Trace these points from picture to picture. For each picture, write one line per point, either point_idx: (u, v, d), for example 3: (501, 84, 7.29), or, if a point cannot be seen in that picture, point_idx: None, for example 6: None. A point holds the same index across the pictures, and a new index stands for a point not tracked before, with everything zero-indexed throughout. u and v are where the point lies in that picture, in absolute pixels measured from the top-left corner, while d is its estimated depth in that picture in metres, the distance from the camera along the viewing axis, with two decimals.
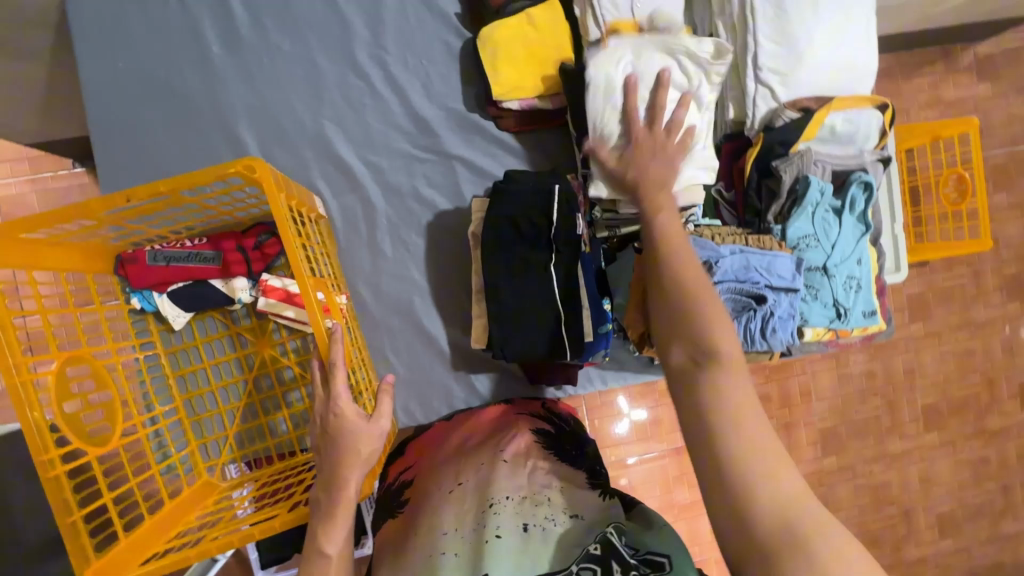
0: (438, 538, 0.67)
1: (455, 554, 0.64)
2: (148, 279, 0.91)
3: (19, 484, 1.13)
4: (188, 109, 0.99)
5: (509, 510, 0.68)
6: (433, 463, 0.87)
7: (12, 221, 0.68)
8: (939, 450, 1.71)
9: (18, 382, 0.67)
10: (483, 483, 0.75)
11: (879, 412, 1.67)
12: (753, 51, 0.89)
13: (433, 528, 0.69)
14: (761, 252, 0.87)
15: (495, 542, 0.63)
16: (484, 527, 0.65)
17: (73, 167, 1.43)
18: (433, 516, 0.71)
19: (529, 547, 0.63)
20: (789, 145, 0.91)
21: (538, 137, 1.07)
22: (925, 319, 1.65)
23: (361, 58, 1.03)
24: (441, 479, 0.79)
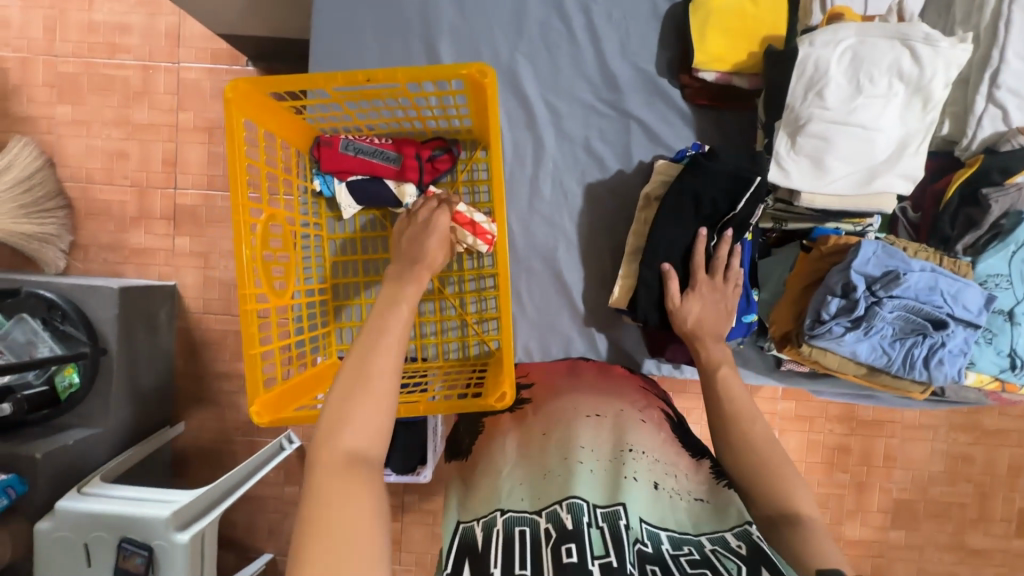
0: (576, 448, 0.73)
1: (591, 468, 0.69)
2: (335, 165, 0.98)
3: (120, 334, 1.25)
4: (401, 20, 1.04)
5: (644, 463, 0.71)
6: (563, 387, 0.90)
7: (266, 76, 0.75)
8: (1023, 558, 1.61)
9: (240, 221, 0.75)
10: (619, 427, 0.78)
11: (966, 499, 1.58)
12: (994, 67, 0.83)
13: (570, 442, 0.74)
14: (953, 276, 0.82)
15: (630, 483, 0.67)
16: (620, 466, 0.69)
17: (246, 65, 1.56)
18: (570, 429, 0.77)
19: (658, 501, 0.66)
20: (1009, 175, 0.84)
21: (718, 115, 1.04)
22: None
23: (568, 1, 1.04)
24: (579, 402, 0.84)
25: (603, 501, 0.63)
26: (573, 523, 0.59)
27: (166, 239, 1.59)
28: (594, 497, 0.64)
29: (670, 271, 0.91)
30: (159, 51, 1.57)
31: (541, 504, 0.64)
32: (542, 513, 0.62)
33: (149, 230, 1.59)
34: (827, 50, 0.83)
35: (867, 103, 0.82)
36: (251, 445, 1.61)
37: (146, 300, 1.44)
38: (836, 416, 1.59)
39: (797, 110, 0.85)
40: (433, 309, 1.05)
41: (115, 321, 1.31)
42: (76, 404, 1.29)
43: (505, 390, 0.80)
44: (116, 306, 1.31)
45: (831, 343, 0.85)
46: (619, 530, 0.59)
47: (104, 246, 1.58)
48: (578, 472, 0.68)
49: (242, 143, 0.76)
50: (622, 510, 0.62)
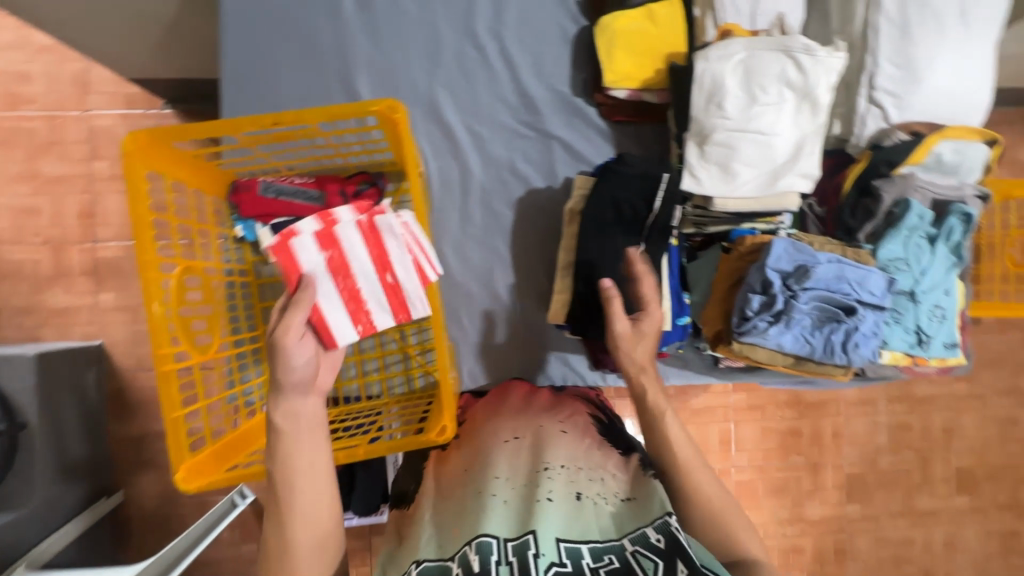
0: (491, 480, 0.73)
1: (503, 500, 0.70)
2: (255, 208, 0.95)
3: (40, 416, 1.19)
4: (316, 58, 1.04)
5: (561, 479, 0.72)
6: (490, 415, 0.91)
7: (166, 127, 0.73)
8: (967, 516, 1.72)
9: (150, 278, 0.72)
10: (538, 442, 0.80)
11: (910, 466, 1.68)
12: (871, 70, 0.91)
13: (487, 474, 0.75)
14: (856, 264, 0.88)
15: (546, 503, 0.67)
16: (537, 488, 0.70)
17: (163, 108, 1.49)
18: (489, 457, 0.78)
19: (578, 517, 0.67)
20: (894, 166, 0.92)
21: (635, 130, 1.08)
22: (970, 382, 1.68)
23: (480, 30, 1.06)
24: (500, 426, 0.86)
25: (514, 532, 0.64)
26: (479, 565, 0.59)
27: (88, 296, 1.49)
28: (505, 530, 0.65)
29: (613, 291, 0.86)
30: (65, 99, 1.49)
31: (448, 551, 0.65)
32: (454, 558, 0.63)
33: (67, 289, 1.48)
34: (721, 65, 0.88)
35: (763, 111, 0.88)
36: (200, 505, 1.52)
37: (69, 364, 1.34)
38: (784, 402, 1.67)
39: (701, 121, 0.90)
40: (374, 345, 1.03)
41: (34, 391, 1.21)
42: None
43: (444, 422, 0.79)
44: (34, 375, 1.21)
45: (759, 338, 0.89)
46: (528, 560, 0.60)
47: (17, 310, 1.47)
48: (492, 506, 0.69)
49: (145, 197, 0.73)
50: (533, 537, 0.62)
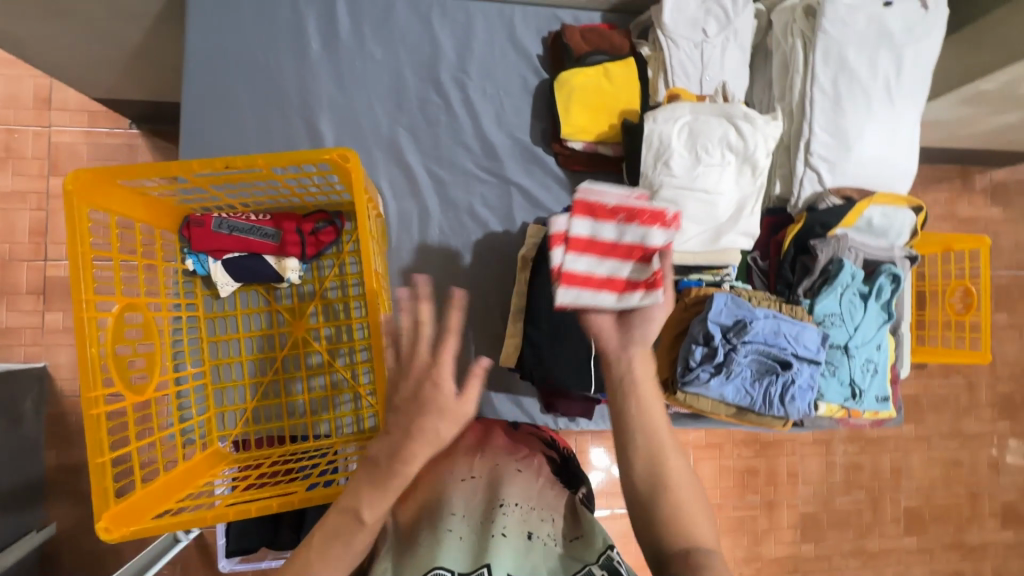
0: (446, 517, 0.69)
1: (460, 536, 0.67)
2: (207, 243, 0.95)
3: None
4: (279, 96, 1.05)
5: (516, 515, 0.70)
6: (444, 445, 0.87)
7: (113, 166, 0.72)
8: (917, 556, 1.75)
9: (85, 317, 0.71)
10: (494, 480, 0.78)
11: (861, 506, 1.72)
12: (806, 137, 0.97)
13: (443, 507, 0.71)
14: (792, 320, 0.92)
15: (498, 540, 0.65)
16: (490, 524, 0.68)
17: (129, 127, 1.48)
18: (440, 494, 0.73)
19: (529, 556, 0.65)
20: (829, 228, 0.97)
21: (591, 179, 1.12)
22: (916, 423, 1.74)
23: (444, 78, 1.10)
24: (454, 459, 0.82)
25: (467, 567, 0.61)
26: None
27: (33, 315, 1.44)
28: (459, 564, 0.62)
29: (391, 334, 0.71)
30: (26, 115, 1.46)
31: None
32: None
33: (11, 307, 1.43)
34: (668, 126, 0.93)
35: (706, 171, 0.93)
36: (140, 541, 1.44)
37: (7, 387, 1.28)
38: (741, 440, 1.70)
39: (649, 177, 0.94)
40: (323, 384, 1.03)
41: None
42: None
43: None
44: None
45: (701, 389, 0.91)
46: None
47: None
48: (445, 542, 0.65)
49: (86, 234, 0.72)
50: (487, 572, 0.60)
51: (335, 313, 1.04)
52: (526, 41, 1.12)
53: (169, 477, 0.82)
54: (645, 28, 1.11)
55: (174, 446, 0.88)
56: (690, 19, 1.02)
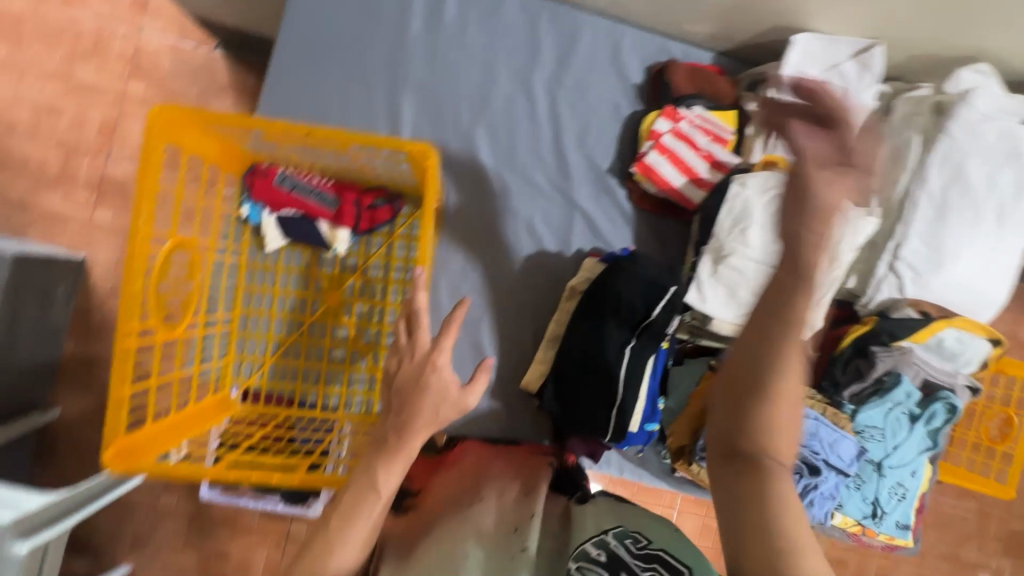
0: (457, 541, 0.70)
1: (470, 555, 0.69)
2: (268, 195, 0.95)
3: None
4: (369, 63, 1.03)
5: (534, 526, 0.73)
6: (446, 475, 0.87)
7: (200, 108, 0.71)
8: None
9: (137, 251, 0.70)
10: (503, 505, 0.77)
11: None
12: (898, 240, 0.91)
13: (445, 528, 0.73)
14: (832, 426, 0.87)
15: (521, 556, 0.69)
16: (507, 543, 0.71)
17: (214, 48, 1.49)
18: (452, 522, 0.74)
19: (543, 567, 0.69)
20: (895, 339, 0.91)
21: (657, 220, 1.08)
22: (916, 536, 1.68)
23: (536, 85, 1.06)
24: (464, 492, 0.81)
25: None
26: None
27: (84, 209, 1.47)
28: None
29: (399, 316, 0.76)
30: (120, 13, 1.48)
31: None
32: None
33: (66, 196, 1.46)
34: (756, 194, 0.89)
35: (783, 250, 0.88)
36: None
37: (44, 273, 1.32)
38: None
39: (721, 241, 0.90)
40: (343, 358, 1.01)
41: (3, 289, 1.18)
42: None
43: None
44: (7, 273, 1.18)
45: None
46: None
47: (10, 204, 1.44)
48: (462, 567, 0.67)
49: (157, 169, 0.71)
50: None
51: (372, 292, 1.02)
52: (628, 65, 1.08)
53: (178, 417, 0.82)
54: (754, 81, 1.04)
55: (188, 387, 0.87)
56: None
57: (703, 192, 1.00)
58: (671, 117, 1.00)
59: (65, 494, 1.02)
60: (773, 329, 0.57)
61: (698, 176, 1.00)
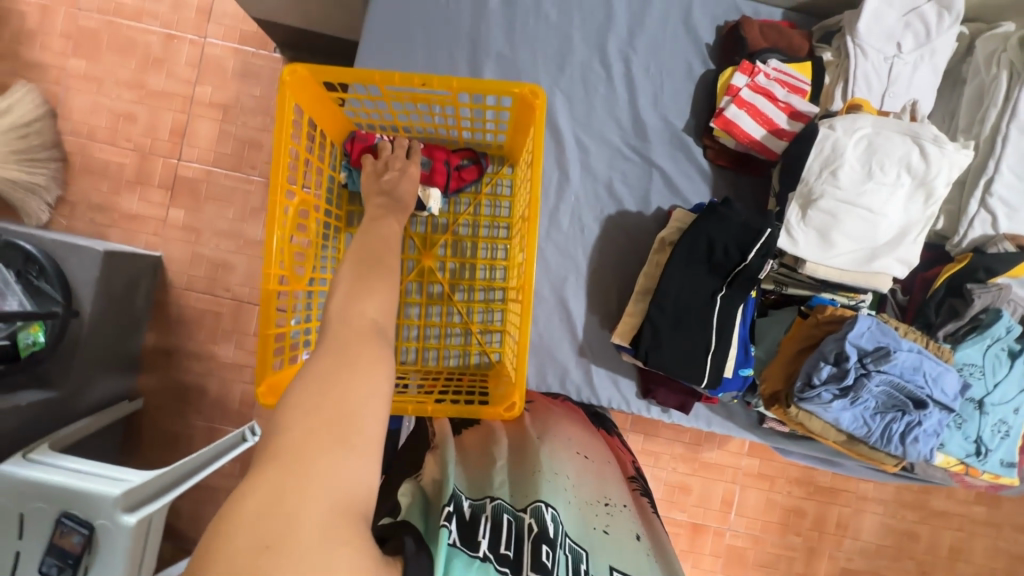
0: (563, 472, 0.79)
1: (570, 499, 0.75)
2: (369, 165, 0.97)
3: (77, 362, 1.30)
4: (451, 39, 1.08)
5: (618, 519, 0.76)
6: (550, 415, 0.96)
7: (327, 66, 0.79)
8: None
9: (276, 200, 0.76)
10: (600, 472, 0.85)
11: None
12: (989, 175, 0.92)
13: (559, 471, 0.78)
14: (936, 359, 0.88)
15: (602, 534, 0.72)
16: (596, 514, 0.75)
17: (273, 52, 1.58)
18: (563, 456, 0.83)
19: (625, 554, 0.70)
20: (993, 274, 0.91)
21: (734, 177, 1.10)
22: (988, 505, 1.65)
23: (610, 49, 1.10)
24: (574, 435, 0.90)
25: (575, 535, 0.69)
26: (553, 531, 0.65)
27: (159, 209, 1.56)
28: (570, 527, 0.70)
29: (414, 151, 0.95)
30: (187, 23, 1.57)
31: (525, 502, 0.71)
32: (526, 509, 0.69)
33: (143, 197, 1.56)
34: (846, 135, 0.90)
35: (876, 188, 0.89)
36: (210, 432, 1.55)
37: (128, 268, 1.41)
38: (795, 478, 1.65)
39: (811, 184, 0.92)
40: (439, 315, 1.05)
41: (93, 284, 1.29)
42: (37, 364, 1.23)
43: (513, 399, 0.81)
44: (97, 270, 1.29)
45: (818, 408, 0.90)
46: (582, 567, 0.64)
47: (93, 206, 1.54)
48: (563, 497, 0.73)
49: (288, 126, 0.78)
50: (588, 556, 0.66)
51: (463, 250, 1.07)
52: (699, 27, 1.11)
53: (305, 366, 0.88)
54: (828, 33, 1.07)
55: (306, 343, 0.93)
56: (885, 31, 0.98)
57: (784, 142, 1.02)
58: (747, 72, 1.03)
59: (161, 471, 1.17)
60: None
61: (778, 127, 1.02)
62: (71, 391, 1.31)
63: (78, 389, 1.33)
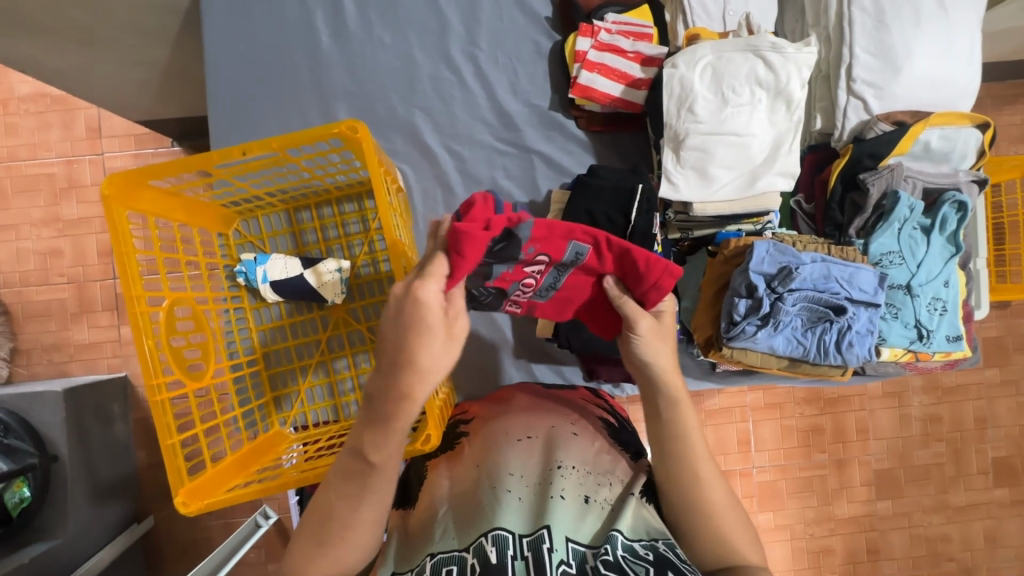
0: (505, 476, 0.72)
1: (518, 497, 0.70)
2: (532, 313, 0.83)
3: (79, 506, 1.24)
4: (295, 92, 1.06)
5: (573, 479, 0.72)
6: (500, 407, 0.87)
7: (144, 166, 0.78)
8: (1011, 509, 1.59)
9: (138, 312, 0.77)
10: (552, 439, 0.78)
11: (942, 459, 1.57)
12: (847, 62, 0.90)
13: (500, 467, 0.73)
14: (843, 262, 0.87)
15: (557, 502, 0.68)
16: (548, 486, 0.71)
17: (171, 146, 1.48)
18: (500, 454, 0.76)
19: (586, 521, 0.68)
20: (879, 159, 0.90)
21: (614, 138, 1.09)
22: (1002, 366, 1.57)
23: (454, 52, 1.08)
24: (511, 423, 0.82)
25: (528, 529, 0.65)
26: (497, 557, 0.60)
27: (111, 330, 1.48)
28: (520, 526, 0.65)
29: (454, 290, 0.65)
30: (81, 144, 1.48)
31: (467, 539, 0.65)
32: (470, 548, 0.63)
33: (91, 324, 1.47)
34: (689, 70, 0.89)
35: (735, 112, 0.88)
36: (226, 527, 1.47)
37: (95, 396, 1.33)
38: (804, 398, 1.56)
39: (674, 127, 0.90)
40: (369, 360, 1.05)
41: (64, 426, 1.22)
42: (30, 519, 1.19)
43: (427, 431, 0.76)
44: (62, 410, 1.23)
45: (748, 343, 0.88)
46: (543, 555, 0.61)
47: (47, 347, 1.46)
48: (507, 505, 0.68)
49: (128, 236, 0.79)
50: (547, 533, 0.64)
51: (371, 291, 1.06)
52: (534, 2, 1.09)
53: (237, 457, 0.88)
54: None
55: (237, 433, 0.94)
56: None
57: (644, 92, 1.01)
58: (588, 34, 1.00)
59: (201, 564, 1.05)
60: (664, 440, 0.70)
61: (633, 79, 1.00)
62: (79, 533, 1.24)
63: (83, 529, 1.25)
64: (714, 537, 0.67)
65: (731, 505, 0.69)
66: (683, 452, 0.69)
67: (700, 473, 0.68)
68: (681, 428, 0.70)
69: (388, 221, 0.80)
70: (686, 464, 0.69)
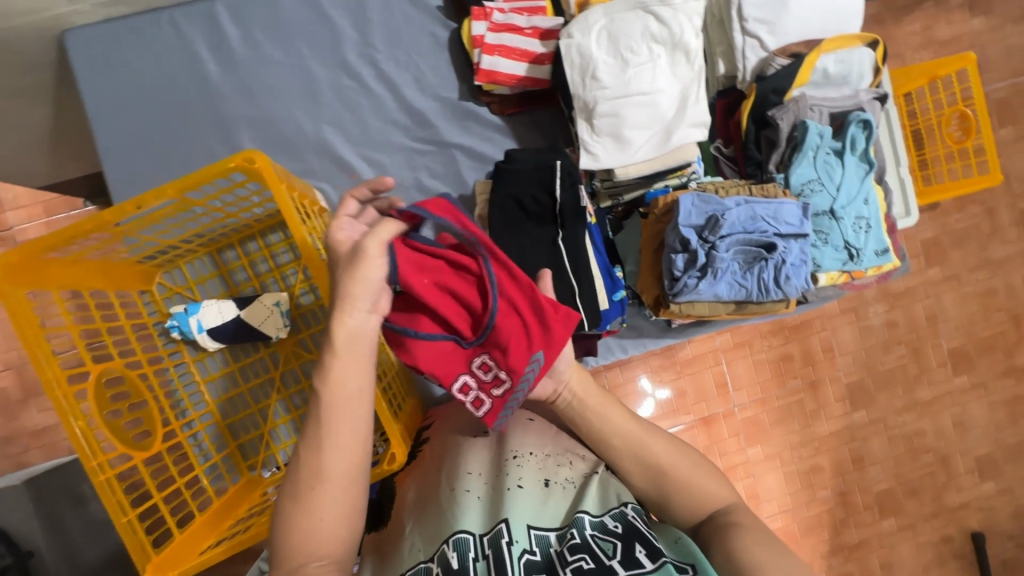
0: (464, 476, 0.71)
1: (478, 497, 0.69)
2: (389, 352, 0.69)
3: None
4: (194, 129, 1.01)
5: (531, 465, 0.72)
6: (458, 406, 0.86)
7: (34, 240, 0.73)
8: (973, 393, 1.69)
9: (61, 394, 0.72)
10: (509, 432, 0.77)
11: (904, 361, 1.65)
12: (736, 4, 0.91)
13: (457, 466, 0.72)
14: (766, 201, 0.89)
15: (516, 492, 0.68)
16: (506, 476, 0.70)
17: (84, 206, 1.39)
18: (460, 453, 0.74)
19: (548, 504, 0.68)
20: (783, 93, 0.91)
21: (531, 117, 1.08)
22: (941, 263, 1.65)
23: (351, 58, 1.05)
24: (468, 421, 0.81)
25: (487, 527, 0.65)
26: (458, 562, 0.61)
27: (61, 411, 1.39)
28: (480, 525, 0.66)
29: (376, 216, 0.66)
30: None
31: (433, 546, 0.65)
32: (435, 557, 0.64)
33: (40, 408, 1.39)
34: (585, 38, 0.89)
35: (637, 71, 0.89)
36: None
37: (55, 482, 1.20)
38: (768, 331, 1.61)
39: (582, 97, 0.89)
40: None
41: (33, 518, 1.16)
42: None
43: (392, 451, 0.73)
44: (27, 502, 1.16)
45: (692, 296, 0.89)
46: (503, 550, 0.61)
47: None
48: (466, 505, 0.67)
49: (33, 317, 0.73)
50: (506, 526, 0.63)
51: (314, 318, 1.02)
52: None
53: (208, 516, 0.85)
54: None
55: (205, 489, 0.91)
56: None
57: (548, 66, 1.00)
58: (482, 17, 0.98)
59: None
60: (592, 433, 0.71)
61: (535, 55, 0.99)
62: None
63: None
64: (681, 493, 0.68)
65: (684, 454, 0.70)
66: (613, 432, 0.71)
67: (638, 441, 0.70)
68: (603, 413, 0.71)
69: (308, 240, 0.77)
70: (620, 441, 0.70)
